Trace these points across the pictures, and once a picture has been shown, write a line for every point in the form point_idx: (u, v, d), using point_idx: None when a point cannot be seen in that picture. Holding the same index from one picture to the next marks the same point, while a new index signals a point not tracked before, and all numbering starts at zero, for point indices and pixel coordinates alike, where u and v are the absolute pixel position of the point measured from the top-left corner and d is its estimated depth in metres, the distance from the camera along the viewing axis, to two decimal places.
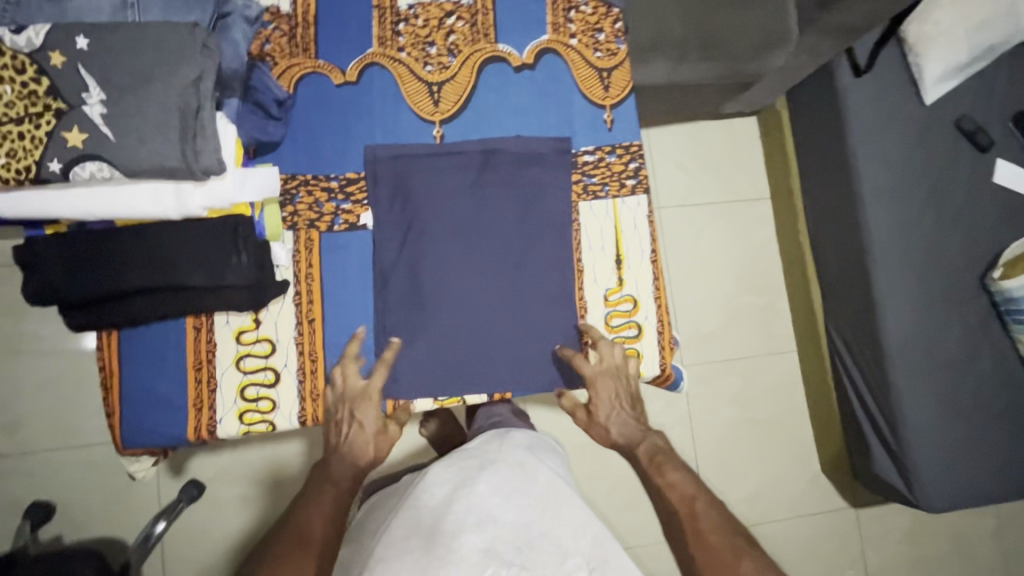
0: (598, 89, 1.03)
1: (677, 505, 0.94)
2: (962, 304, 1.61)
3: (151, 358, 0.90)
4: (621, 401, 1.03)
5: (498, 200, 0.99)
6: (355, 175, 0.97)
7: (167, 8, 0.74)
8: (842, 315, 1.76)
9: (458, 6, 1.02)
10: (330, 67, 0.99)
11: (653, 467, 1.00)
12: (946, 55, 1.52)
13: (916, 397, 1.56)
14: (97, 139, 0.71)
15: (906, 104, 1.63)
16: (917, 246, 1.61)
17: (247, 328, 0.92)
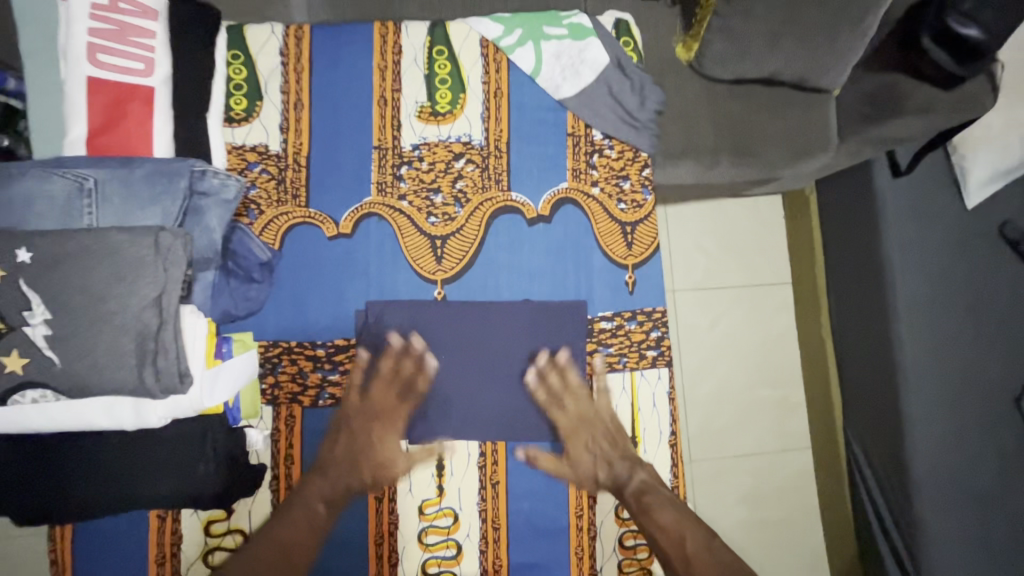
0: (620, 246, 0.92)
1: (670, 550, 0.80)
2: (997, 431, 1.31)
3: (107, 553, 0.80)
4: (605, 446, 0.87)
5: (559, 403, 0.88)
6: (345, 342, 0.87)
7: (128, 200, 0.66)
8: (865, 420, 1.45)
9: (468, 147, 0.92)
10: (322, 217, 0.88)
11: (641, 510, 0.83)
12: (996, 158, 1.26)
13: (941, 502, 1.27)
14: (40, 365, 0.61)
15: (945, 211, 1.35)
16: (954, 341, 1.32)
17: (217, 518, 0.82)
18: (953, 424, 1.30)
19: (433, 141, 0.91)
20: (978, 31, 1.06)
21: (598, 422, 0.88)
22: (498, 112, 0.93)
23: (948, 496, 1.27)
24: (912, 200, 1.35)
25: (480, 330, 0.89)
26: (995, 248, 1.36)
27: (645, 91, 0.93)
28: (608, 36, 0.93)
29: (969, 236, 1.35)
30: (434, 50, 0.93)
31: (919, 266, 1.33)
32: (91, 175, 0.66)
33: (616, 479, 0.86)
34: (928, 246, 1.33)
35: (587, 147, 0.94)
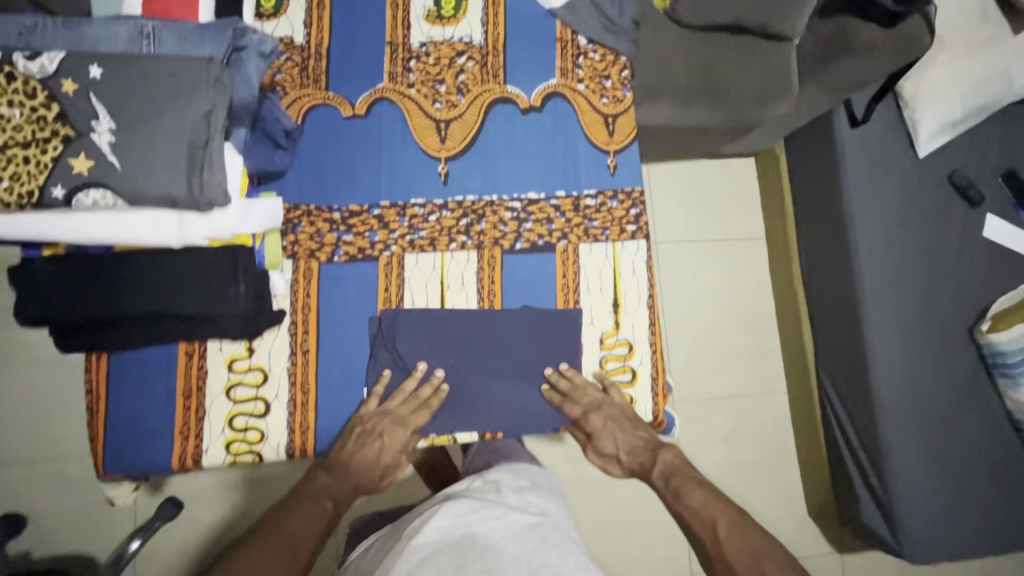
0: (603, 134, 1.05)
1: (703, 529, 0.88)
2: (949, 354, 1.46)
3: (139, 384, 0.88)
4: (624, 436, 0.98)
5: (572, 400, 0.96)
6: (358, 207, 0.97)
7: (182, 42, 0.77)
8: (832, 353, 1.60)
9: (470, 46, 1.04)
10: (339, 99, 1.00)
11: (670, 491, 0.94)
12: (941, 110, 1.44)
13: (901, 418, 1.41)
14: (103, 167, 0.71)
15: (898, 156, 1.52)
16: (909, 272, 1.48)
17: (240, 357, 0.91)
18: (910, 347, 1.45)
19: (438, 40, 1.04)
20: None
21: (616, 411, 0.97)
22: (496, 18, 1.06)
23: (907, 412, 1.42)
24: (868, 148, 1.51)
25: (489, 338, 0.97)
26: (944, 193, 1.53)
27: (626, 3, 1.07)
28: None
29: (918, 181, 1.52)
30: None
31: (875, 206, 1.49)
32: (149, 23, 0.78)
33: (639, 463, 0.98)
34: (883, 186, 1.50)
35: (573, 50, 1.07)
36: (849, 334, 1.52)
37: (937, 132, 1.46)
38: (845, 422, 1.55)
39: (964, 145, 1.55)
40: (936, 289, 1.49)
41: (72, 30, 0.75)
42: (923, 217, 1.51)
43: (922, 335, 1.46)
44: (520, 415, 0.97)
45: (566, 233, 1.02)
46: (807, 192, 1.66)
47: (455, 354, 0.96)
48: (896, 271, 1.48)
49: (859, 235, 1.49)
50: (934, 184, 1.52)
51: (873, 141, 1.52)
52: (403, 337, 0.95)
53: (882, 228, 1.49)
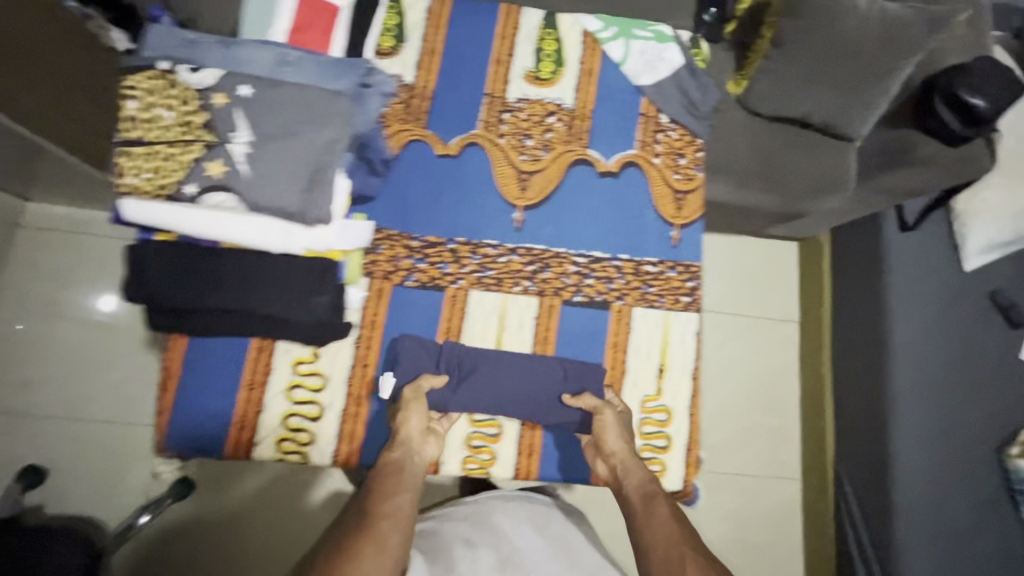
0: (671, 208, 1.11)
1: (665, 545, 0.83)
2: (974, 473, 1.45)
3: (210, 370, 0.94)
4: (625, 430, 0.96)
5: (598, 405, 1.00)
6: (436, 239, 1.04)
7: (319, 74, 0.86)
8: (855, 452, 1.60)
9: (560, 108, 1.12)
10: (435, 138, 1.08)
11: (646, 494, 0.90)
12: (991, 228, 1.49)
13: (914, 529, 1.41)
14: (234, 174, 0.79)
15: (943, 268, 1.55)
16: (942, 383, 1.49)
17: (304, 359, 0.96)
18: (936, 457, 1.45)
19: (533, 98, 1.12)
20: (981, 100, 1.30)
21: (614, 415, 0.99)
22: (588, 87, 1.14)
23: (922, 525, 1.41)
24: (915, 255, 1.55)
25: (508, 379, 1.00)
26: (987, 311, 1.55)
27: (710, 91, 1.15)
28: (684, 43, 1.16)
29: (962, 295, 1.54)
30: (545, 31, 1.15)
31: (915, 311, 1.52)
32: (292, 52, 0.87)
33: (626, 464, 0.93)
34: (925, 294, 1.53)
35: (654, 126, 1.14)
36: (874, 435, 1.53)
37: (986, 248, 1.50)
38: (858, 522, 1.57)
39: (1011, 267, 1.58)
40: (968, 404, 1.49)
41: (225, 48, 0.84)
42: (963, 331, 1.52)
43: (948, 449, 1.46)
44: (554, 459, 1.01)
45: (623, 294, 1.06)
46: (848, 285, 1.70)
47: (467, 384, 0.99)
48: (929, 380, 1.49)
49: (896, 338, 1.51)
50: (978, 301, 1.55)
51: (920, 248, 1.56)
52: (403, 360, 0.98)
53: (919, 333, 1.51)
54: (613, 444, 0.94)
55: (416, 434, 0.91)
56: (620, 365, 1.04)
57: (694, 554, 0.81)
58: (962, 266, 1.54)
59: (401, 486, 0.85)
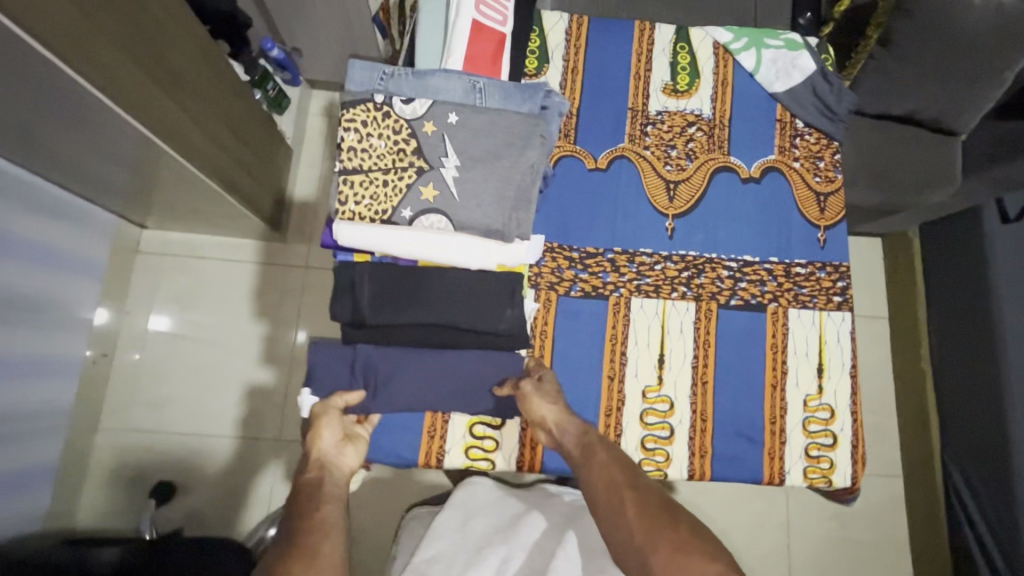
0: (815, 209, 1.14)
1: (608, 489, 0.84)
2: None
3: None
4: (553, 391, 0.93)
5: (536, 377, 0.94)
6: (594, 250, 1.08)
7: (508, 99, 0.91)
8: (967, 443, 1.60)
9: (699, 118, 1.16)
10: (584, 153, 1.12)
11: (585, 452, 0.88)
12: None
13: None
14: (445, 197, 0.84)
15: None
16: None
17: None
18: None
19: (672, 110, 1.16)
20: None
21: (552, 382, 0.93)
22: (724, 97, 1.18)
23: None
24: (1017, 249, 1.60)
25: (423, 380, 0.93)
26: None
27: (844, 95, 1.17)
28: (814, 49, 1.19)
29: None
30: (678, 44, 1.20)
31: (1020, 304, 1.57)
32: (479, 79, 0.92)
33: (564, 429, 0.90)
34: None
35: (791, 131, 1.17)
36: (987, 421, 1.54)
37: None
38: (975, 515, 1.55)
39: None
40: None
41: (420, 79, 0.90)
42: None
43: None
44: (728, 461, 1.01)
45: (776, 296, 1.09)
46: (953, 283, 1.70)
47: (384, 392, 0.93)
48: None
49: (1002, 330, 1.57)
50: None
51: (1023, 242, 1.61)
52: (320, 373, 0.94)
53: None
54: (539, 409, 0.90)
55: (330, 448, 0.90)
56: (780, 366, 1.06)
57: (636, 497, 0.82)
58: None
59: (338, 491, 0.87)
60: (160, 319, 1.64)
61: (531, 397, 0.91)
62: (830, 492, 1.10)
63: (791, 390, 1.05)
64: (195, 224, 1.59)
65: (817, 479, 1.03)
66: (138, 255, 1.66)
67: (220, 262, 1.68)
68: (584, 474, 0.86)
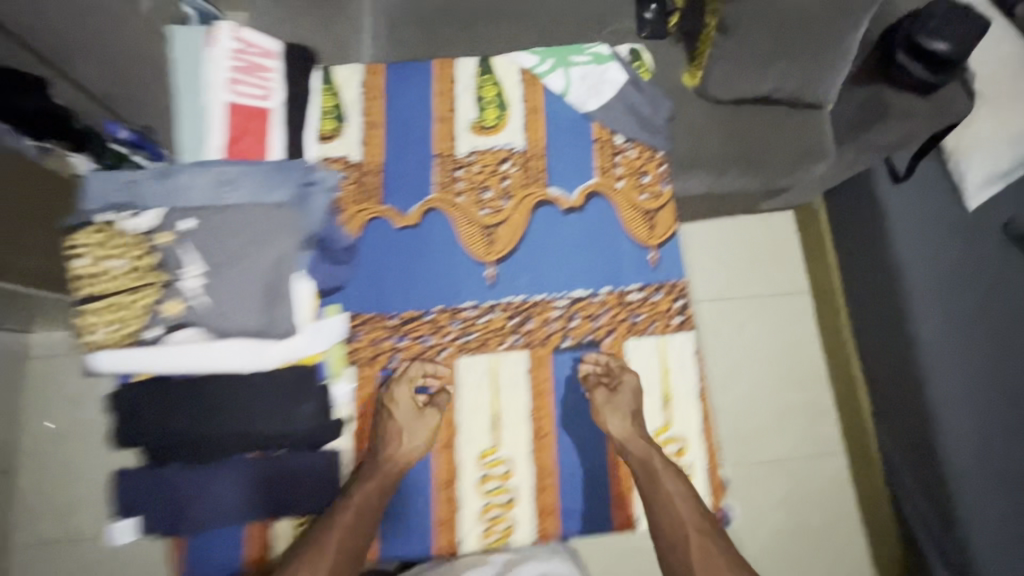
0: (644, 229, 1.08)
1: (682, 526, 0.88)
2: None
3: None
4: (625, 400, 0.97)
5: (603, 381, 0.99)
6: (414, 313, 1.03)
7: (259, 186, 0.85)
8: (895, 416, 1.54)
9: (512, 153, 1.10)
10: (392, 211, 1.06)
11: (651, 473, 0.92)
12: (988, 162, 1.42)
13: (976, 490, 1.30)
14: (192, 309, 0.78)
15: (949, 210, 1.49)
16: (968, 325, 1.42)
17: None
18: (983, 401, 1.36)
19: (483, 149, 1.10)
20: (947, 45, 1.25)
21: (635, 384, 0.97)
22: (536, 124, 1.12)
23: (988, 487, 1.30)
24: (914, 206, 1.49)
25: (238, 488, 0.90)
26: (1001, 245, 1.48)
27: (662, 103, 1.12)
28: (621, 58, 1.14)
29: (972, 237, 1.48)
30: (483, 77, 1.13)
31: (927, 262, 1.46)
32: (230, 169, 0.86)
33: (636, 438, 0.95)
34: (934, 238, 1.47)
35: (611, 149, 1.12)
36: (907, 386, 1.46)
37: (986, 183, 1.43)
38: (912, 491, 1.48)
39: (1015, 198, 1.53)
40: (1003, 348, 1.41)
41: (162, 182, 0.84)
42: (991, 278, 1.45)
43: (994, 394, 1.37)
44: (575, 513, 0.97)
45: (612, 329, 1.04)
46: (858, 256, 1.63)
47: (196, 509, 0.90)
48: (955, 327, 1.41)
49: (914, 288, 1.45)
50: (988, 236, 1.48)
51: (920, 197, 1.50)
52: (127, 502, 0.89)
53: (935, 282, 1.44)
54: (609, 420, 0.95)
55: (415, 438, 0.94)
56: None
57: (699, 536, 0.87)
58: (967, 205, 1.46)
59: (375, 500, 0.89)
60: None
61: (606, 407, 0.96)
62: None
63: None
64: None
65: None
66: None
67: None
68: (654, 499, 0.91)
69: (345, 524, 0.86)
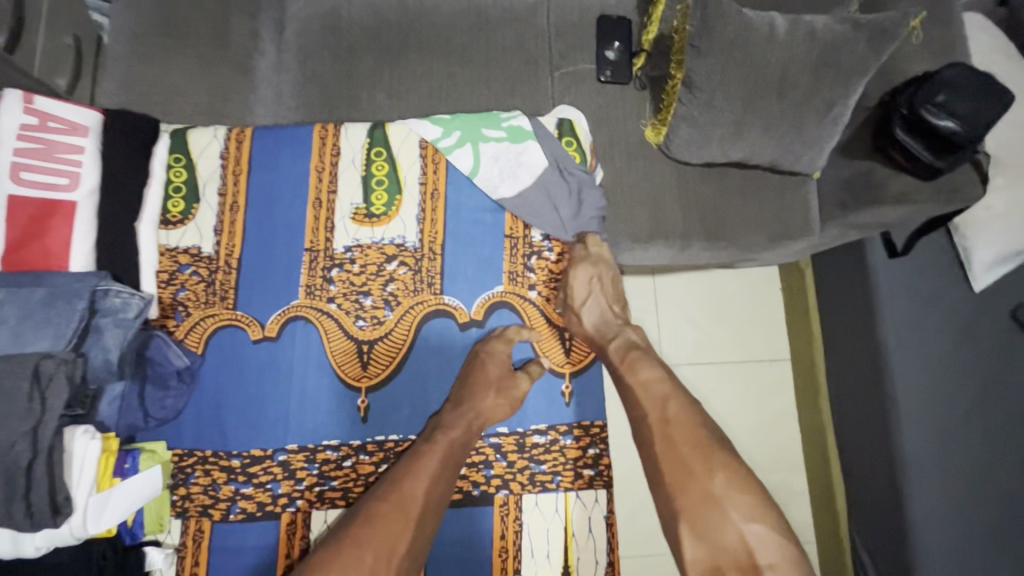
0: (559, 353, 0.89)
1: (649, 409, 0.81)
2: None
3: None
4: (602, 290, 0.90)
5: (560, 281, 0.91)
6: (260, 452, 0.83)
7: (24, 322, 0.66)
8: (869, 531, 1.31)
9: (401, 249, 0.90)
10: (248, 319, 0.87)
11: (624, 363, 0.85)
12: (1003, 240, 1.16)
13: None
14: None
15: (950, 291, 1.21)
16: (968, 433, 1.14)
17: None
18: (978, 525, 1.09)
19: (366, 242, 0.90)
20: (955, 123, 1.01)
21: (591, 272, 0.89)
22: (434, 214, 0.91)
23: None
24: (907, 288, 1.22)
25: None
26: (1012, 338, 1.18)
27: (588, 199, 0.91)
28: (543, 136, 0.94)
29: (977, 325, 1.19)
30: (373, 151, 0.92)
31: (917, 355, 1.18)
32: None
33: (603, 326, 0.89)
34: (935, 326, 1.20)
35: (525, 248, 0.91)
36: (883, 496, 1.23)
37: (1001, 263, 1.17)
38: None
39: None
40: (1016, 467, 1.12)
41: None
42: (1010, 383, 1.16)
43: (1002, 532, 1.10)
44: None
45: (506, 481, 0.84)
46: (842, 341, 1.42)
47: None
48: (945, 437, 1.14)
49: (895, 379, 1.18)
50: (995, 330, 1.19)
51: (916, 275, 1.23)
52: None
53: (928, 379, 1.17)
54: (578, 305, 0.89)
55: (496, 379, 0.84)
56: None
57: (662, 425, 0.78)
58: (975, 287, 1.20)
59: (458, 450, 0.79)
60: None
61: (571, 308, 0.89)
62: None
63: None
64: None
65: None
66: None
67: None
68: (628, 389, 0.83)
69: (409, 495, 0.74)
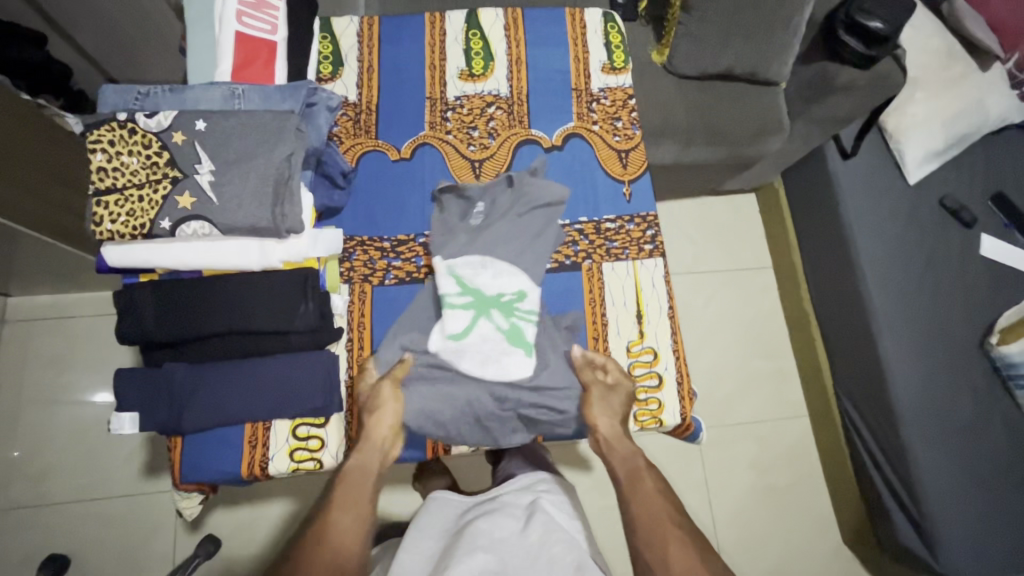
0: (617, 165, 1.18)
1: (657, 529, 0.87)
2: (962, 364, 1.51)
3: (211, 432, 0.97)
4: (615, 404, 0.97)
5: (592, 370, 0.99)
6: (406, 237, 1.10)
7: (266, 100, 0.93)
8: (850, 372, 1.63)
9: (498, 98, 1.20)
10: (387, 146, 1.15)
11: (631, 483, 0.93)
12: (924, 142, 1.58)
13: (916, 418, 1.45)
14: (203, 202, 0.84)
15: (891, 182, 1.64)
16: (910, 277, 1.57)
17: (303, 422, 0.99)
18: (920, 337, 1.52)
19: (471, 94, 1.20)
20: (880, 23, 1.40)
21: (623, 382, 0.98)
22: (519, 74, 1.23)
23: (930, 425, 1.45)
24: (861, 181, 1.64)
25: (236, 390, 0.94)
26: (938, 216, 1.64)
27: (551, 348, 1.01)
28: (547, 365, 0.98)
29: (910, 207, 1.63)
30: (470, 32, 1.24)
31: (873, 227, 1.60)
32: (239, 86, 0.94)
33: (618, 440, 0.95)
34: (875, 199, 1.63)
35: (587, 97, 1.22)
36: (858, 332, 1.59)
37: (924, 161, 1.60)
38: (871, 444, 1.55)
39: (948, 170, 1.69)
40: (942, 303, 1.56)
41: (176, 94, 0.92)
42: (932, 248, 1.60)
43: (935, 344, 1.52)
44: None
45: (589, 253, 1.13)
46: (813, 229, 1.76)
47: (194, 408, 0.93)
48: (896, 284, 1.56)
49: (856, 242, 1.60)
50: (926, 211, 1.63)
51: (866, 169, 1.65)
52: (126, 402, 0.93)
53: (883, 246, 1.59)
54: (599, 417, 0.96)
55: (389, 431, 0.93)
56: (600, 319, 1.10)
57: (673, 545, 0.85)
58: (907, 180, 1.62)
59: (366, 489, 0.89)
60: (40, 389, 1.53)
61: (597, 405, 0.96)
62: (674, 432, 1.12)
63: (613, 338, 1.09)
64: (65, 283, 1.52)
65: (647, 421, 1.05)
66: (6, 324, 1.55)
67: (94, 318, 1.59)
68: (638, 501, 0.91)
69: (325, 523, 0.84)
